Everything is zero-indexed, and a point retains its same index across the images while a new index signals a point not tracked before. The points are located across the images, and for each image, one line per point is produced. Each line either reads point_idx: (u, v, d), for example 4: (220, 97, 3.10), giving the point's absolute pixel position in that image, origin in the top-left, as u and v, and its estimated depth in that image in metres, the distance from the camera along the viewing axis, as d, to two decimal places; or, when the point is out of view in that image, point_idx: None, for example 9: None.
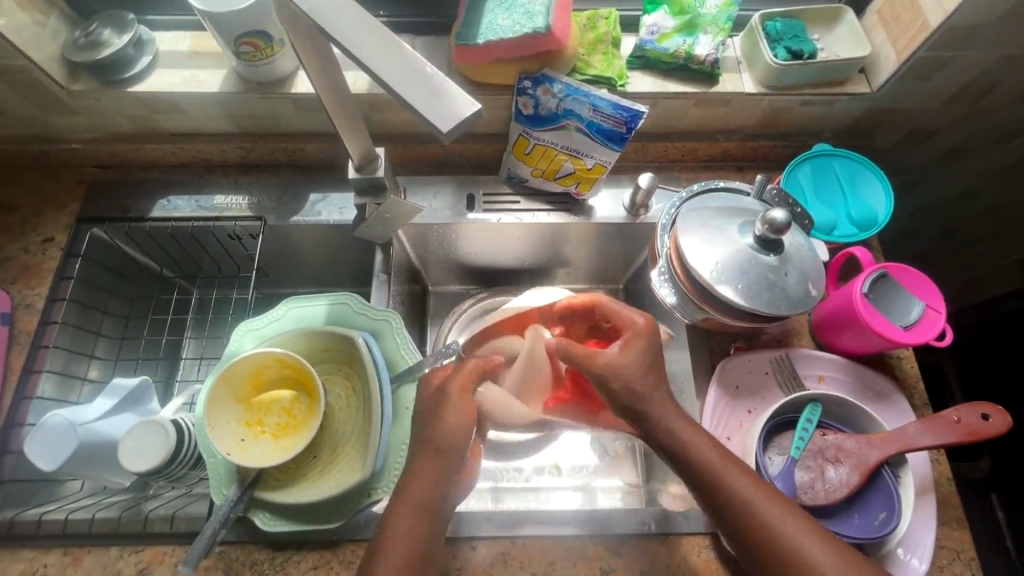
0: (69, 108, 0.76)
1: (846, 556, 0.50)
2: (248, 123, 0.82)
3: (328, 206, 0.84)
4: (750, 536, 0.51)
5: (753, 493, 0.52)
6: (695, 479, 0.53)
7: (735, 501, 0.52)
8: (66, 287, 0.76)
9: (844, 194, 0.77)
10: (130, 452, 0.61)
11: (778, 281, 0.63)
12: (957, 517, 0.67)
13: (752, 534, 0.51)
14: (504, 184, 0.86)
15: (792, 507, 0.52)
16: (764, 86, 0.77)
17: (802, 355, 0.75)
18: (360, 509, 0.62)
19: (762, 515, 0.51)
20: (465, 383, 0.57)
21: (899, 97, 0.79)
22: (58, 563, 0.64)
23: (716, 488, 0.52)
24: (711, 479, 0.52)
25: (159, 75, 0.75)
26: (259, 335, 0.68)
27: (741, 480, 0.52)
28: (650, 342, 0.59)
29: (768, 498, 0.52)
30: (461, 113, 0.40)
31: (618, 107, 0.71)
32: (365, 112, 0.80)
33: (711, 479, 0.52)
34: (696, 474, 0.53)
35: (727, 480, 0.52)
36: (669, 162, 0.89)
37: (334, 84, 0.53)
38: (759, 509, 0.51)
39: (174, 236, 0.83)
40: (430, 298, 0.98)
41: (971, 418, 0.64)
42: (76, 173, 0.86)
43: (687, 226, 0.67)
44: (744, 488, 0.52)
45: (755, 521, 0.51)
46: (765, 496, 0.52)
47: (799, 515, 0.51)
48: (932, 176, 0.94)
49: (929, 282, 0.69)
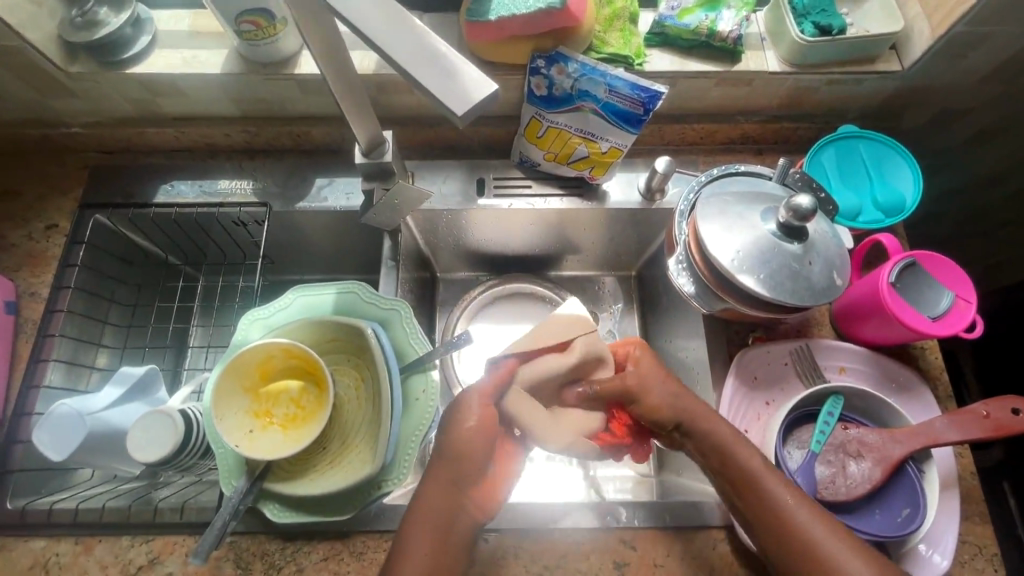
0: (68, 90, 0.74)
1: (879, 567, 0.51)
2: (252, 105, 0.79)
3: (334, 192, 0.82)
4: (784, 538, 0.53)
5: (783, 493, 0.55)
6: (733, 480, 0.57)
7: (773, 506, 0.54)
8: (71, 274, 0.75)
9: (870, 179, 0.74)
10: (140, 442, 0.60)
11: (802, 270, 0.61)
12: (980, 512, 0.66)
13: (785, 538, 0.53)
14: (516, 168, 0.83)
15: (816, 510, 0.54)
16: (789, 65, 0.74)
17: (823, 346, 0.72)
18: (370, 500, 0.61)
19: (797, 519, 0.53)
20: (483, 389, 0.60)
21: (932, 74, 0.75)
22: (70, 552, 0.64)
23: (750, 492, 0.55)
24: (750, 482, 0.56)
25: (159, 55, 0.73)
26: (266, 324, 0.67)
27: (781, 488, 0.55)
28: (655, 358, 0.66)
29: (808, 506, 0.54)
30: (475, 94, 0.37)
31: (636, 88, 0.67)
32: (372, 94, 0.77)
33: (749, 481, 0.56)
34: (732, 478, 0.57)
35: (767, 484, 0.55)
36: (686, 145, 0.86)
37: (343, 68, 0.51)
38: (797, 515, 0.53)
39: (178, 222, 0.81)
40: (440, 285, 0.96)
41: (1000, 413, 0.62)
42: (78, 157, 0.84)
43: (707, 213, 0.64)
44: (781, 491, 0.55)
45: (791, 528, 0.53)
46: (797, 498, 0.55)
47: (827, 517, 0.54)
48: (960, 159, 0.90)
49: (960, 271, 0.66)
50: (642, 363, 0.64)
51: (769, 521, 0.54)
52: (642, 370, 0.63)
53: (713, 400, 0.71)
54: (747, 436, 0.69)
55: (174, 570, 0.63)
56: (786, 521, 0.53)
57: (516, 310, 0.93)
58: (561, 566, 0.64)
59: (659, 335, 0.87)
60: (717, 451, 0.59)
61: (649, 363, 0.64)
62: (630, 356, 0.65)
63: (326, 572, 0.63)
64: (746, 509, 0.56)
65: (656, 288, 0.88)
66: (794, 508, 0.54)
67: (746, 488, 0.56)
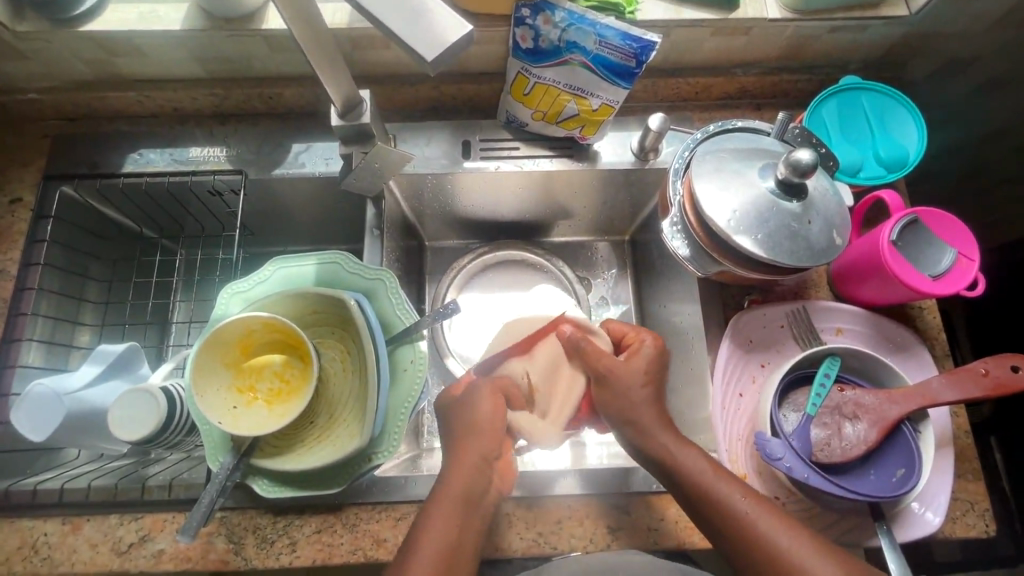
0: (20, 52, 0.69)
1: (842, 556, 0.50)
2: (219, 65, 0.75)
3: (312, 157, 0.78)
4: (740, 550, 0.52)
5: (736, 500, 0.53)
6: (688, 494, 0.55)
7: (730, 515, 0.53)
8: (40, 250, 0.72)
9: (873, 131, 0.70)
10: (119, 420, 0.58)
11: (801, 230, 0.58)
12: (972, 469, 0.66)
13: (755, 540, 0.51)
14: (502, 129, 0.79)
15: (791, 519, 0.53)
16: (791, 11, 0.69)
17: (820, 307, 0.71)
18: (361, 473, 0.60)
19: (759, 527, 0.52)
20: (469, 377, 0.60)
21: (939, 17, 0.71)
22: (58, 532, 0.63)
23: (715, 491, 0.54)
24: (705, 494, 0.54)
25: (113, 11, 0.68)
26: (247, 297, 0.64)
27: (736, 494, 0.54)
28: (659, 361, 0.63)
29: (768, 511, 0.53)
30: (447, 39, 0.34)
31: (627, 38, 0.63)
32: (345, 51, 0.72)
33: (703, 492, 0.54)
34: (694, 487, 0.55)
35: (722, 491, 0.54)
36: (680, 102, 0.82)
37: (311, 20, 0.46)
38: (757, 522, 0.52)
39: (149, 193, 0.77)
40: (428, 253, 0.93)
41: (999, 371, 0.60)
42: (39, 126, 0.79)
43: (702, 171, 0.61)
44: (739, 500, 0.53)
45: (760, 531, 0.52)
46: (757, 507, 0.53)
47: (797, 524, 0.52)
48: (963, 112, 0.87)
49: (962, 227, 0.64)
50: (636, 356, 0.62)
51: (731, 530, 0.52)
52: (627, 364, 0.62)
53: (709, 366, 0.70)
54: (741, 401, 0.68)
55: (165, 547, 0.63)
56: (747, 527, 0.52)
57: (506, 278, 0.91)
58: (555, 532, 0.64)
59: (653, 299, 0.86)
60: (683, 456, 0.56)
61: (640, 361, 0.62)
62: (634, 345, 0.64)
63: (319, 544, 0.63)
64: (706, 521, 0.54)
65: (650, 253, 0.86)
66: (752, 515, 0.52)
67: (705, 499, 0.54)
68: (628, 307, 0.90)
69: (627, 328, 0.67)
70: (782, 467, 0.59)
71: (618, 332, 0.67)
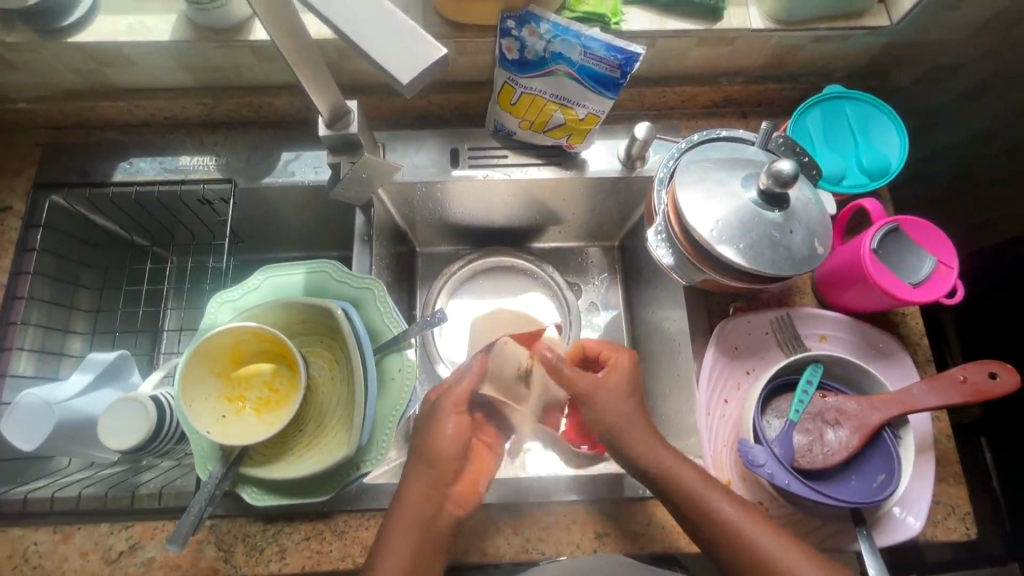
0: (8, 63, 0.70)
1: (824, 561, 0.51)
2: (209, 74, 0.75)
3: (301, 165, 0.79)
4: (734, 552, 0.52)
5: (722, 506, 0.54)
6: (673, 497, 0.56)
7: (716, 520, 0.53)
8: (30, 259, 0.72)
9: (856, 139, 0.71)
10: (110, 429, 0.59)
11: (783, 239, 0.59)
12: (954, 473, 0.67)
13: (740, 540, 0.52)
14: (491, 137, 0.80)
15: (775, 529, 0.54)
16: (775, 22, 0.70)
17: (804, 314, 0.72)
18: (350, 481, 0.60)
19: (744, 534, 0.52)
20: (460, 397, 0.60)
21: (921, 27, 0.72)
22: (48, 541, 0.63)
23: (700, 497, 0.54)
24: (698, 493, 0.55)
25: (102, 21, 0.68)
26: (236, 307, 0.64)
27: (722, 496, 0.54)
28: (636, 378, 0.62)
29: (751, 518, 0.53)
30: (423, 59, 0.35)
31: (612, 49, 0.64)
32: (334, 61, 0.73)
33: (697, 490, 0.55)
34: (685, 486, 0.56)
35: (706, 496, 0.54)
36: (668, 109, 0.83)
37: (295, 35, 0.47)
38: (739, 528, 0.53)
39: (140, 202, 0.78)
40: (419, 259, 0.94)
41: (978, 377, 0.61)
42: (28, 135, 0.80)
43: (686, 181, 0.62)
44: (722, 503, 0.54)
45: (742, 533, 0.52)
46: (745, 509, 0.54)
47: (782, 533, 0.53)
48: (948, 118, 0.88)
49: (943, 236, 0.65)
50: (614, 373, 0.61)
51: (724, 532, 0.53)
52: (607, 380, 0.61)
53: (694, 372, 0.70)
54: (727, 407, 0.69)
55: (155, 555, 0.63)
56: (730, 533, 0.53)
57: (497, 284, 0.92)
58: (543, 538, 0.64)
59: (642, 305, 0.86)
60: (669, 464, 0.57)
61: (618, 377, 0.61)
62: (610, 362, 0.63)
63: (308, 551, 0.63)
64: (695, 521, 0.55)
65: (639, 259, 0.87)
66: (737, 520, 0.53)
67: (688, 504, 0.55)
68: (618, 312, 0.91)
69: (603, 344, 0.66)
70: (763, 473, 0.59)
71: (594, 350, 0.65)
